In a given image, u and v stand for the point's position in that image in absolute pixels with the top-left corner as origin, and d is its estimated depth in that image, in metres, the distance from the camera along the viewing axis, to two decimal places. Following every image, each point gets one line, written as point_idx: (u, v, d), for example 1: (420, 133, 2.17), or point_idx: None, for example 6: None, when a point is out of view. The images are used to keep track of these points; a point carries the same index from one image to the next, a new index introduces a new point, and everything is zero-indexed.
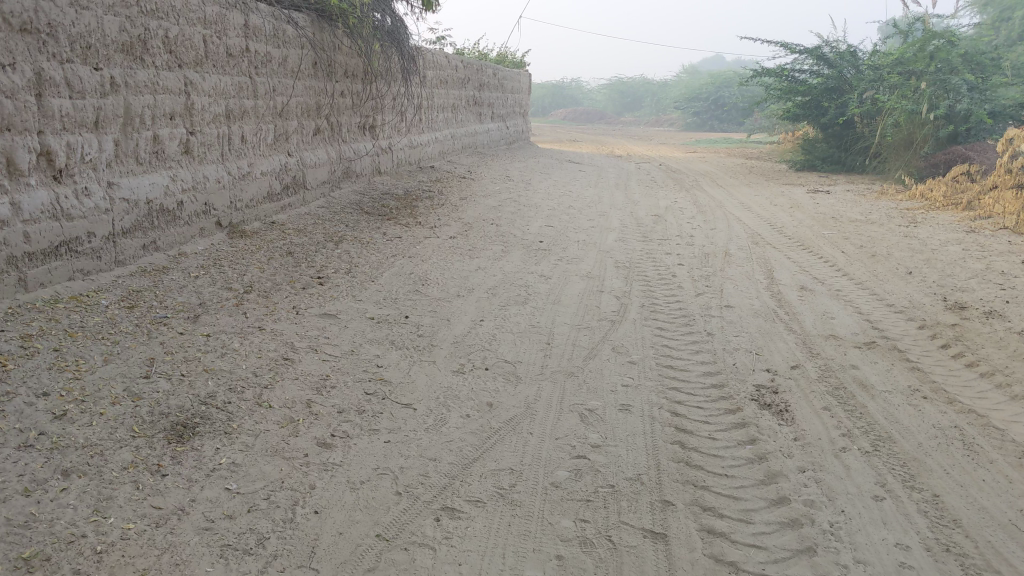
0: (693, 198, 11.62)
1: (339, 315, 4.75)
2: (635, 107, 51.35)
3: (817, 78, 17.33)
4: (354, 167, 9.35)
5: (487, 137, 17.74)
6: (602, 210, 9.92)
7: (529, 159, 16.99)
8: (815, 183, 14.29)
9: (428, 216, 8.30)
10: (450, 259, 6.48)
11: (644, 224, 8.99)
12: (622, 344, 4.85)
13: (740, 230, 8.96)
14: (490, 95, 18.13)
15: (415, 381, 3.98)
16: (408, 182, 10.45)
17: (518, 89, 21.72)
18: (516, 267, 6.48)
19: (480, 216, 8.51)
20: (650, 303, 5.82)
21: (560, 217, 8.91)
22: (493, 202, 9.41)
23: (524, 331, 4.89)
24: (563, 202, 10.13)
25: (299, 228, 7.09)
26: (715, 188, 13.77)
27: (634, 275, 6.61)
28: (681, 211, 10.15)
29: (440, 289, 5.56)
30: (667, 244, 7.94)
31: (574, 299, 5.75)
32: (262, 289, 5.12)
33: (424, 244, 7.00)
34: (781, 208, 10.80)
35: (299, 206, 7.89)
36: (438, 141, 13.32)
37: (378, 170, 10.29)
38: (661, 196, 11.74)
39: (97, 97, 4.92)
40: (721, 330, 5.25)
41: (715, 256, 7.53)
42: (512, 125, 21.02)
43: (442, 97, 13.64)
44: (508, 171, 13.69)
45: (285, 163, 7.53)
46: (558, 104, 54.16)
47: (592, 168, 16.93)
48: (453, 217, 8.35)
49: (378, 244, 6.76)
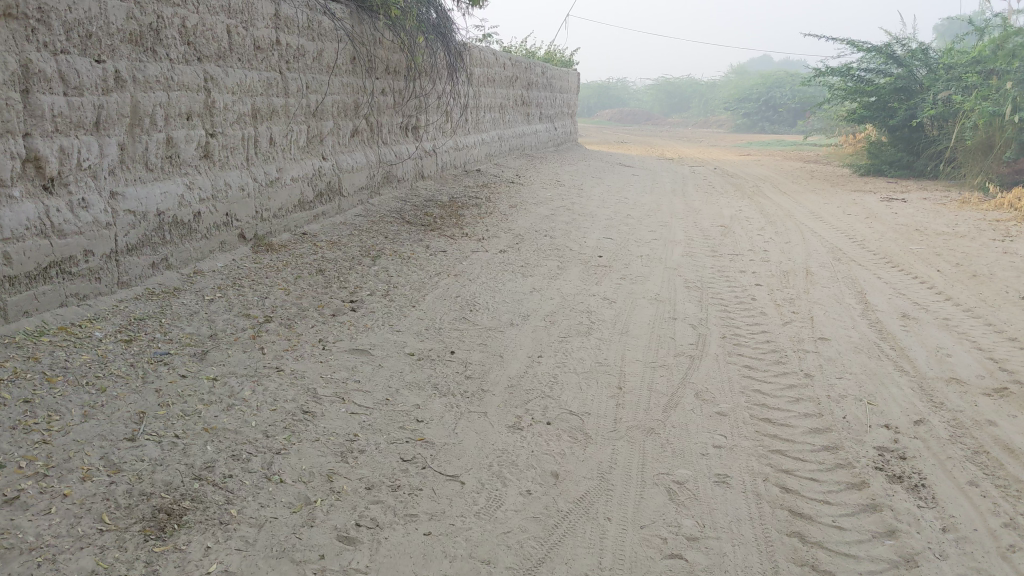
0: (758, 206, 10.78)
1: (373, 350, 4.04)
2: (683, 108, 50.26)
3: (885, 78, 16.32)
4: (395, 171, 8.67)
5: (535, 138, 17.01)
6: (663, 219, 9.14)
7: (578, 161, 16.23)
8: (885, 190, 13.35)
9: (475, 226, 7.59)
10: (500, 278, 5.76)
11: (711, 236, 8.20)
12: (706, 389, 4.08)
13: (817, 244, 8.13)
14: (538, 95, 17.40)
15: (462, 443, 3.25)
16: (453, 187, 9.74)
17: (566, 88, 20.97)
18: (574, 287, 5.73)
19: (531, 226, 7.78)
20: (731, 333, 5.04)
21: (618, 229, 8.15)
22: (544, 210, 8.67)
23: (589, 371, 4.15)
24: (620, 211, 9.36)
25: (333, 240, 6.41)
26: (780, 194, 12.90)
27: (708, 298, 5.84)
28: (749, 222, 9.34)
29: (490, 316, 4.83)
30: (739, 261, 7.14)
31: (643, 327, 4.99)
32: (285, 317, 4.43)
33: (471, 259, 6.28)
34: (856, 218, 9.92)
35: (335, 214, 7.21)
36: (484, 142, 12.61)
37: (421, 173, 9.60)
38: (723, 204, 10.92)
39: (98, 95, 4.26)
40: (820, 369, 4.46)
41: (795, 275, 6.72)
42: (560, 126, 20.27)
43: (489, 96, 12.92)
44: (558, 175, 12.94)
45: (319, 168, 6.86)
46: (604, 104, 53.23)
47: (645, 172, 16.13)
48: (502, 227, 7.63)
49: (420, 260, 6.06)
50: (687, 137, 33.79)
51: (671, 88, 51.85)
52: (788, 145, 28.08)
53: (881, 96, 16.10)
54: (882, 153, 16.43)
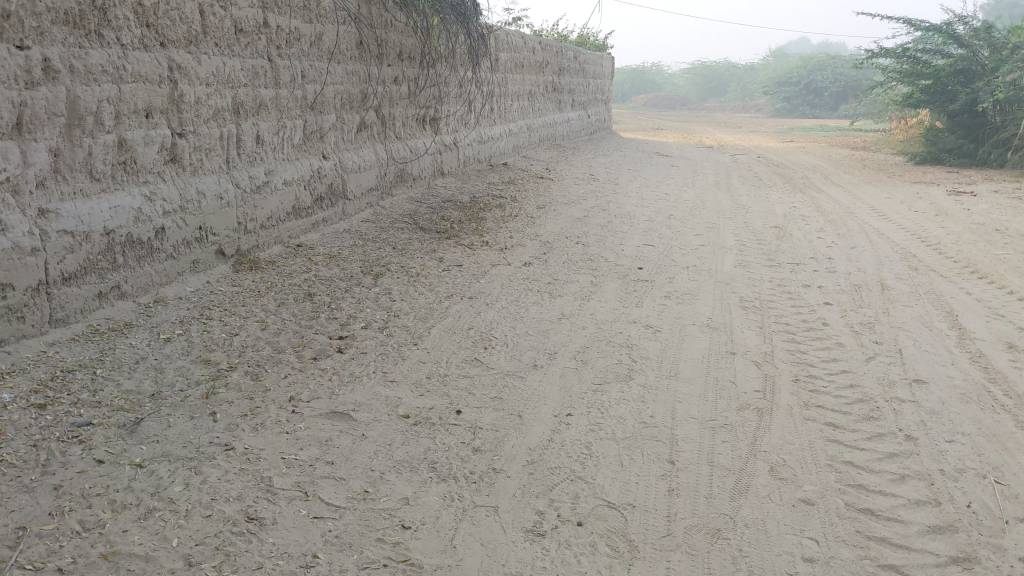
0: (812, 202, 9.80)
1: (356, 412, 3.19)
2: (720, 93, 48.91)
3: (945, 59, 15.18)
4: (410, 169, 7.81)
5: (566, 127, 16.08)
6: (709, 220, 8.20)
7: (612, 151, 15.28)
8: (947, 182, 12.29)
9: (497, 233, 6.72)
10: (522, 301, 4.89)
11: (764, 241, 7.26)
12: (782, 462, 3.18)
13: (886, 250, 7.17)
14: (570, 81, 16.47)
15: (462, 563, 2.39)
16: (474, 186, 8.87)
17: (600, 74, 19.97)
18: (610, 313, 4.85)
19: (561, 232, 6.90)
20: (803, 374, 4.13)
21: (659, 233, 7.24)
22: (577, 211, 7.77)
23: (631, 437, 3.27)
24: (661, 211, 8.43)
25: (331, 253, 5.57)
26: (832, 186, 11.90)
27: (769, 324, 4.92)
28: (804, 223, 8.37)
29: (508, 356, 3.96)
30: (800, 273, 6.21)
31: (694, 367, 4.10)
32: (253, 363, 3.58)
33: (489, 277, 5.42)
34: (924, 217, 8.92)
35: (338, 221, 6.37)
36: (512, 134, 11.71)
37: (440, 170, 8.74)
38: (773, 201, 9.95)
39: (18, 88, 3.43)
40: (920, 428, 3.55)
41: (867, 292, 5.78)
42: (593, 114, 19.31)
43: (517, 84, 12.02)
44: (591, 168, 12.01)
45: (318, 169, 6.02)
46: (638, 89, 51.99)
47: (684, 163, 15.16)
48: (528, 234, 6.75)
49: (429, 278, 5.20)
50: (725, 123, 32.63)
51: (707, 72, 50.50)
52: (832, 131, 26.84)
53: (940, 79, 14.97)
54: (941, 140, 15.30)
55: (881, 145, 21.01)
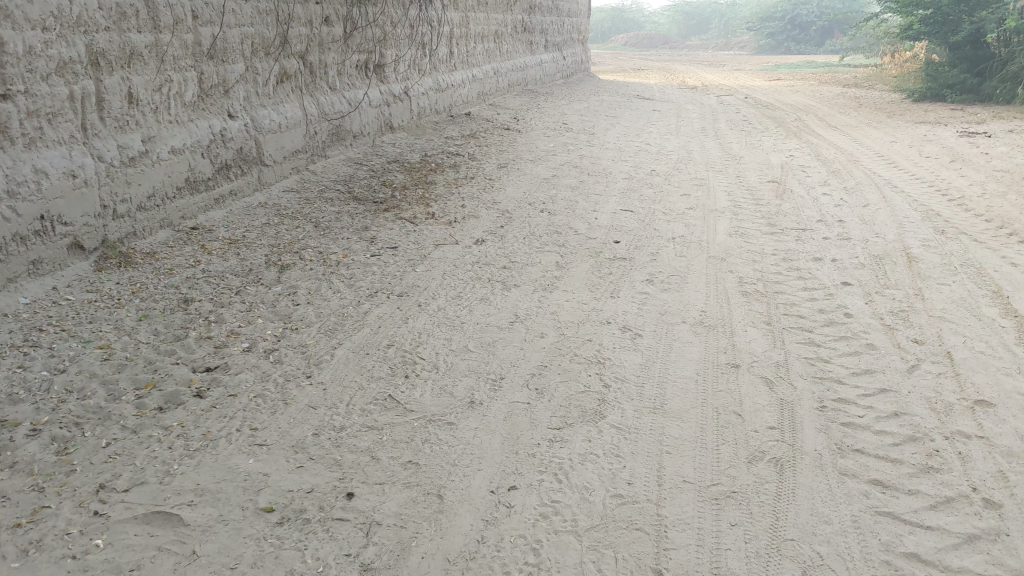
0: (811, 150, 8.75)
1: (190, 509, 2.17)
2: (702, 30, 47.44)
3: None
4: (347, 125, 6.71)
5: (539, 70, 14.88)
6: (697, 176, 7.14)
7: (589, 95, 14.11)
8: (954, 121, 11.23)
9: (447, 201, 5.66)
10: (466, 298, 3.85)
11: (761, 201, 6.22)
12: (817, 563, 2.19)
13: (904, 208, 6.15)
14: (543, 20, 15.23)
15: None
16: (428, 142, 7.76)
17: (575, 12, 18.67)
18: (576, 311, 3.82)
19: (524, 197, 5.84)
20: (829, 397, 3.13)
21: (639, 196, 6.19)
22: (544, 170, 6.70)
23: (599, 528, 2.26)
24: (641, 166, 7.37)
25: (234, 238, 4.50)
26: (830, 129, 10.84)
27: (777, 319, 3.91)
28: (805, 177, 7.32)
29: (434, 387, 2.93)
30: (807, 243, 5.19)
31: (686, 393, 3.09)
32: (68, 422, 2.54)
33: (428, 263, 4.37)
34: (939, 164, 7.88)
35: (252, 193, 5.29)
36: (476, 80, 10.56)
37: (388, 124, 7.63)
38: (767, 149, 8.90)
39: None
40: (1001, 489, 2.55)
41: (891, 267, 4.77)
42: (570, 55, 18.08)
43: (480, 24, 10.83)
44: (565, 116, 10.89)
45: (219, 131, 4.92)
46: (619, 28, 50.40)
47: (667, 106, 14.03)
48: (484, 201, 5.69)
49: (351, 270, 4.15)
50: (709, 62, 31.37)
51: (688, 9, 48.90)
52: (821, 67, 25.65)
53: (942, 8, 13.86)
54: (942, 75, 14.22)
55: (874, 81, 19.88)
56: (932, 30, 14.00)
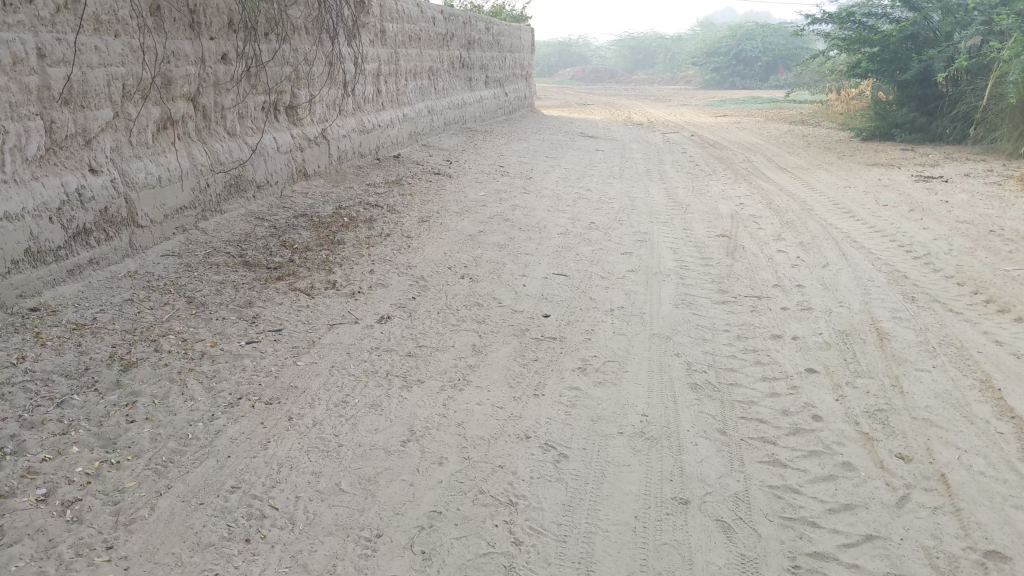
0: (763, 197, 8.16)
1: None
2: (649, 64, 47.41)
3: (893, 23, 13.68)
4: (248, 174, 5.96)
5: (479, 107, 14.24)
6: (641, 229, 6.49)
7: (531, 134, 13.49)
8: (908, 163, 10.76)
9: (355, 264, 4.93)
10: (352, 404, 3.11)
11: (711, 261, 5.58)
12: None
13: (867, 268, 5.54)
14: (482, 55, 14.63)
15: None
16: (345, 191, 7.03)
17: (517, 47, 18.11)
18: (487, 419, 3.10)
19: (444, 259, 5.13)
20: (802, 549, 2.45)
21: (575, 255, 5.51)
22: (471, 224, 5.99)
23: None
24: (579, 217, 6.70)
25: (82, 321, 3.73)
26: (780, 172, 10.30)
27: (732, 425, 3.23)
28: (757, 230, 6.71)
29: (282, 561, 2.20)
30: (763, 316, 4.53)
31: (620, 551, 2.38)
32: None
33: (315, 351, 3.63)
34: (900, 214, 7.31)
35: (121, 260, 4.52)
36: (406, 119, 9.86)
37: (301, 171, 6.89)
38: (715, 195, 8.30)
39: None
40: None
41: (861, 346, 4.12)
42: (512, 91, 17.50)
43: (411, 59, 10.15)
44: (503, 157, 10.24)
45: (75, 189, 4.15)
46: (566, 61, 50.23)
47: (612, 144, 13.47)
48: (397, 265, 4.97)
49: (216, 365, 3.39)
50: (655, 96, 31.12)
51: (635, 43, 48.88)
52: (768, 103, 25.40)
53: (888, 46, 13.45)
54: (891, 114, 13.82)
55: (821, 118, 19.58)
56: (880, 68, 13.58)
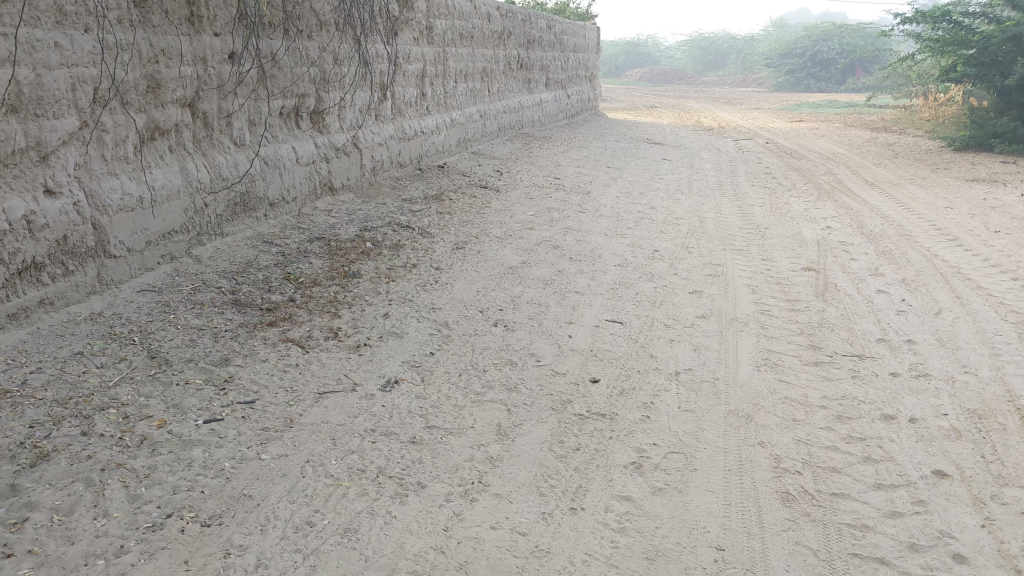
0: (853, 220, 7.18)
1: None
2: (720, 66, 46.09)
3: (994, 25, 12.51)
4: (259, 190, 5.20)
5: (538, 110, 13.41)
6: (712, 259, 5.60)
7: (592, 140, 12.62)
8: (1015, 180, 9.62)
9: (368, 304, 4.13)
10: (318, 529, 2.30)
11: (797, 304, 4.66)
12: None
13: (990, 317, 4.57)
14: (544, 55, 13.82)
15: None
16: (375, 208, 6.24)
17: (581, 47, 17.23)
18: (502, 556, 2.26)
19: (476, 299, 4.30)
20: None
21: (634, 294, 4.63)
22: (512, 253, 5.15)
23: None
24: (641, 243, 5.83)
25: (8, 384, 2.97)
26: (869, 189, 9.27)
27: (840, 571, 2.34)
28: (849, 263, 5.76)
29: None
30: (866, 386, 3.61)
31: None
32: None
33: (290, 436, 2.82)
34: (1018, 244, 6.28)
35: (86, 297, 3.77)
36: (454, 125, 9.07)
37: (326, 184, 6.12)
38: (797, 216, 7.34)
39: None
40: None
41: (1002, 436, 3.18)
42: (575, 93, 16.66)
43: (461, 60, 9.37)
44: (559, 167, 9.40)
45: (22, 215, 3.42)
46: (634, 62, 49.15)
47: (680, 152, 12.55)
48: (418, 306, 4.15)
49: (153, 458, 2.61)
50: (726, 99, 29.93)
51: (705, 44, 47.59)
52: (846, 108, 24.11)
53: (988, 48, 12.29)
54: (990, 123, 12.63)
55: (906, 125, 18.34)
56: (978, 72, 12.41)
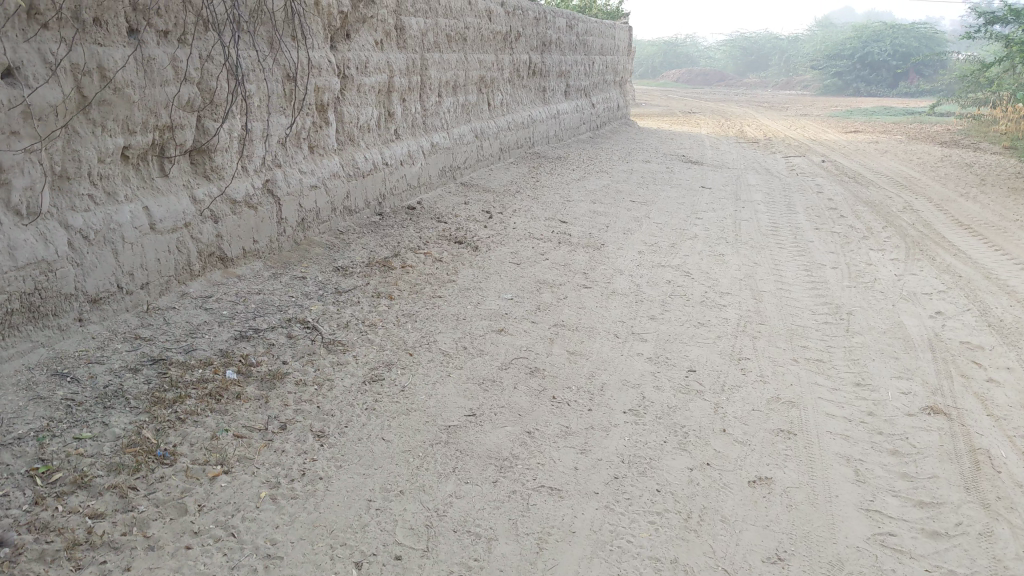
0: (969, 299, 5.17)
1: None
2: (761, 67, 43.86)
3: None
4: (61, 281, 3.29)
5: (554, 122, 11.49)
6: (778, 388, 3.62)
7: (617, 161, 10.68)
8: None
9: (146, 548, 2.19)
10: None
11: (941, 515, 2.66)
12: None
13: None
14: (562, 59, 11.91)
15: None
16: (284, 289, 4.31)
17: (609, 49, 15.26)
18: None
19: (360, 524, 2.35)
20: None
21: (651, 497, 2.65)
22: (458, 390, 3.18)
23: None
24: (668, 358, 3.86)
25: None
26: (968, 237, 7.26)
27: None
28: (991, 395, 3.75)
29: None
30: None
31: None
32: None
33: None
34: None
35: None
36: (434, 152, 7.17)
37: (207, 254, 4.21)
38: (886, 291, 5.35)
39: None
40: None
41: None
42: (601, 102, 14.73)
43: (446, 69, 7.48)
44: (570, 205, 7.46)
45: None
46: (671, 63, 47.01)
47: (721, 176, 10.58)
48: (239, 554, 2.20)
49: None
50: (769, 104, 27.78)
51: (746, 44, 45.36)
52: (905, 115, 21.95)
53: None
54: None
55: (979, 139, 16.19)
56: None
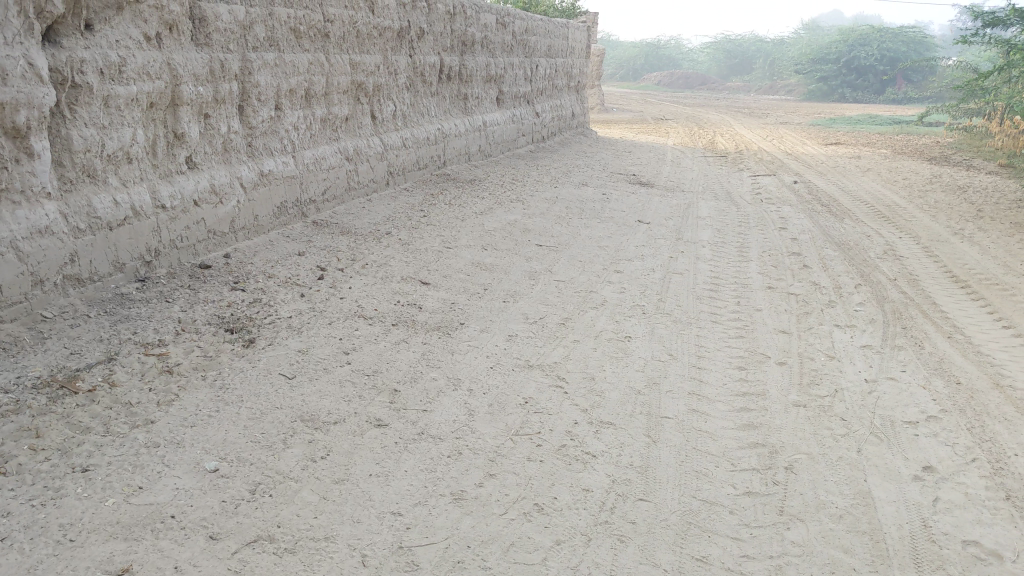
0: (974, 439, 3.42)
1: None
2: (745, 71, 42.20)
3: None
4: None
5: (478, 135, 9.73)
6: None
7: (546, 185, 8.93)
8: None
9: None
10: None
11: None
12: None
13: None
14: (492, 61, 10.15)
15: None
16: None
17: (561, 49, 13.48)
18: None
19: None
20: None
21: None
22: None
23: None
24: None
25: None
26: (965, 304, 5.54)
27: None
28: None
29: None
30: None
31: None
32: None
33: None
34: None
35: None
36: (262, 184, 5.39)
37: None
38: (853, 417, 3.60)
39: None
40: None
41: None
42: (548, 110, 12.96)
43: (288, 73, 5.69)
44: (449, 253, 5.71)
45: None
46: (652, 64, 45.31)
47: (669, 203, 8.84)
48: None
49: None
50: (749, 110, 26.05)
51: (730, 47, 43.68)
52: (893, 125, 20.28)
53: None
54: None
55: (973, 155, 14.49)
56: None
